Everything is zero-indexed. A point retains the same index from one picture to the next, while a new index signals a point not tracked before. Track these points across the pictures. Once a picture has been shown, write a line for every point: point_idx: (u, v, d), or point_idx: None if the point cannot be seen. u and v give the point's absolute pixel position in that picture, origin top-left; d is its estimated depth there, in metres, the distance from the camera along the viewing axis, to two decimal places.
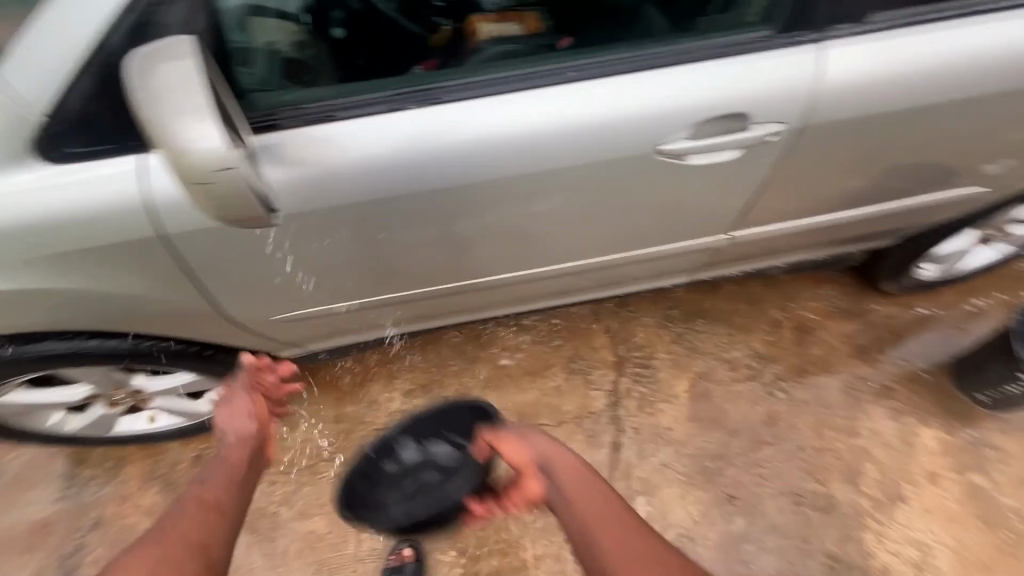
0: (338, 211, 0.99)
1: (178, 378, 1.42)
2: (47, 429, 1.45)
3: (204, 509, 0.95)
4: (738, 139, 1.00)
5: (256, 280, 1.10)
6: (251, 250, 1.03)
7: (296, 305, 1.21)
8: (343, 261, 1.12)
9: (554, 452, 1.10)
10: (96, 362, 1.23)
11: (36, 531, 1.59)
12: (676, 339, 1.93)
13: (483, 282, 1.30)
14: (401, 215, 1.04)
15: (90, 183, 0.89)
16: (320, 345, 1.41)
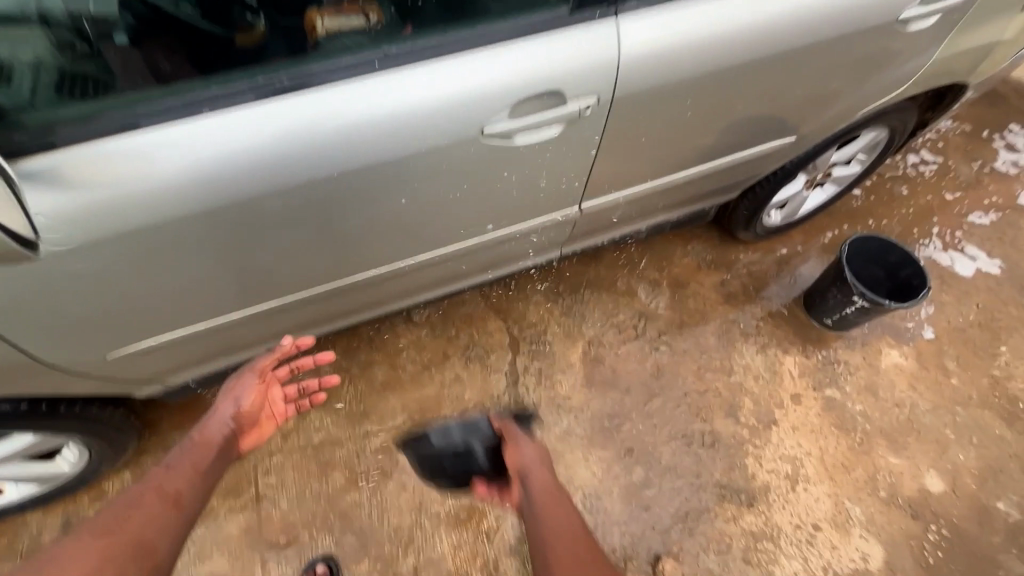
0: (159, 229, 0.93)
1: (16, 442, 1.25)
2: None
3: (160, 501, 0.97)
4: (558, 115, 1.05)
5: (79, 317, 1.00)
6: (59, 285, 0.92)
7: (137, 335, 1.11)
8: (184, 281, 1.05)
9: (537, 468, 1.14)
10: None
11: None
12: (565, 312, 2.00)
13: (354, 282, 1.30)
14: (239, 225, 1.00)
15: None
16: (186, 376, 1.33)
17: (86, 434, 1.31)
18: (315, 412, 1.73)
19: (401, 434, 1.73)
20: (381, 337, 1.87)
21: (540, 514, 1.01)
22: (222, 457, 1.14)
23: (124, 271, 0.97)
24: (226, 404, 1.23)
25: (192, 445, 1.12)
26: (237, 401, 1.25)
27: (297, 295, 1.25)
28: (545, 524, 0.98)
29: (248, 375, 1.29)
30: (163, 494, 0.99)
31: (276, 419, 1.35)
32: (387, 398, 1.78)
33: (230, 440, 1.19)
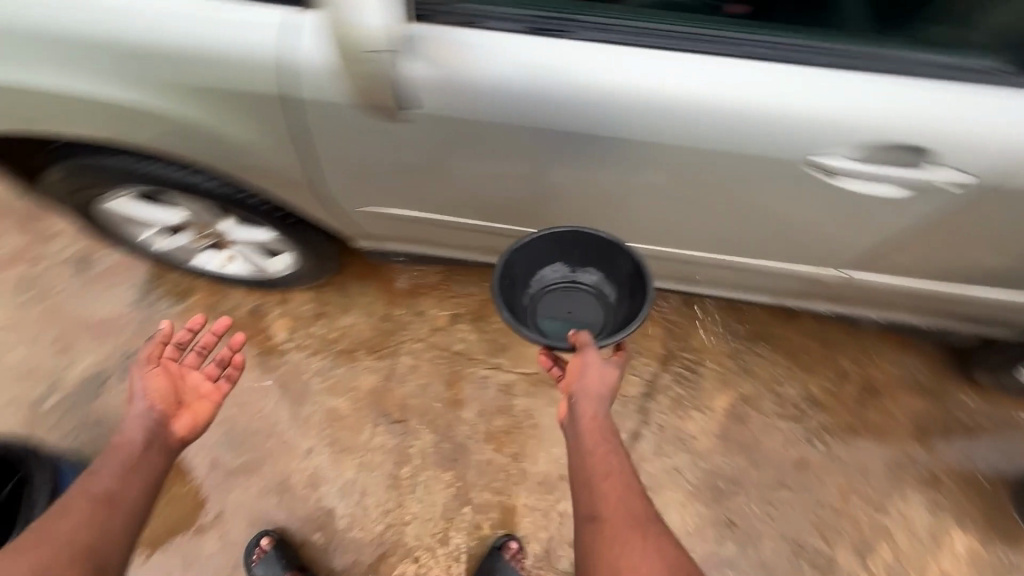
0: (466, 125, 0.96)
1: (261, 235, 1.48)
2: (139, 243, 1.61)
3: (91, 505, 0.96)
4: (906, 176, 0.91)
5: (359, 168, 1.09)
6: (363, 136, 1.00)
7: (387, 202, 1.20)
8: (448, 176, 1.10)
9: (598, 392, 1.14)
10: (199, 197, 1.30)
11: (112, 322, 1.77)
12: (731, 354, 1.85)
13: (565, 239, 1.29)
14: (522, 149, 1.00)
15: (241, 26, 0.88)
16: (392, 245, 1.45)
17: (306, 251, 1.51)
18: (465, 325, 1.82)
19: (527, 383, 1.76)
20: None
21: (597, 474, 1.07)
22: (152, 450, 1.06)
23: (417, 147, 1.02)
24: (140, 400, 1.10)
25: (112, 450, 1.04)
26: (144, 393, 1.12)
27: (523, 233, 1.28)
28: (599, 474, 1.07)
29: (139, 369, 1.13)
30: (96, 497, 0.97)
31: (213, 397, 1.20)
32: (529, 345, 1.81)
33: (162, 428, 1.10)
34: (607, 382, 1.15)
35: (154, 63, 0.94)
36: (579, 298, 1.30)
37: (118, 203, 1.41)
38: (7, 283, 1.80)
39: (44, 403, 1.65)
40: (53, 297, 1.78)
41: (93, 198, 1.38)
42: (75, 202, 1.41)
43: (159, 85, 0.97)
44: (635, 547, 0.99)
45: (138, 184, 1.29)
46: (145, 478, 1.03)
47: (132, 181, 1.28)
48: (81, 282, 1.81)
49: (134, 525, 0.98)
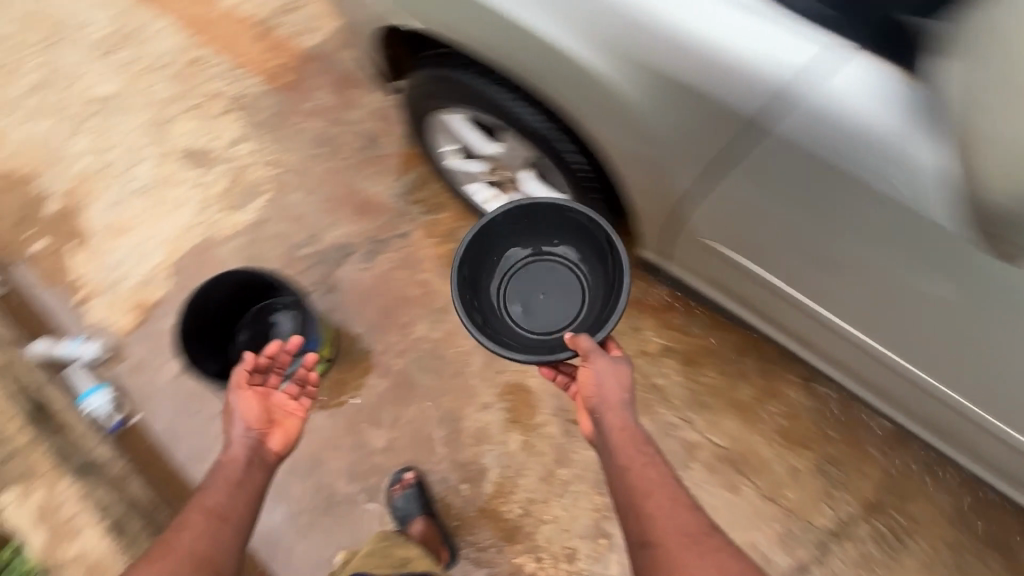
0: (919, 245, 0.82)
1: (553, 197, 1.48)
2: (431, 151, 1.66)
3: (208, 519, 1.07)
4: None
5: (749, 213, 0.98)
6: (802, 198, 0.87)
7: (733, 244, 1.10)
8: (836, 262, 0.97)
9: (618, 395, 1.24)
10: (537, 147, 1.30)
11: (372, 206, 1.90)
12: (953, 545, 1.55)
13: (876, 351, 1.16)
14: (958, 288, 0.85)
15: (773, 39, 0.77)
16: (680, 270, 1.34)
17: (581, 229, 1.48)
18: (674, 364, 1.72)
19: (712, 455, 1.65)
20: (773, 367, 1.71)
21: (636, 486, 1.14)
22: (250, 470, 1.17)
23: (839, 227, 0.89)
24: (237, 422, 1.23)
25: (219, 469, 1.16)
26: (241, 414, 1.25)
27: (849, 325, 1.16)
28: (640, 492, 1.13)
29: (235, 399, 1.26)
30: (207, 511, 1.08)
31: (299, 413, 1.34)
32: (729, 417, 1.67)
33: (259, 448, 1.23)
34: (621, 388, 1.25)
35: (633, 34, 0.85)
36: (556, 277, 1.50)
37: (452, 118, 1.45)
38: (305, 132, 1.99)
39: (299, 250, 1.83)
40: (337, 162, 1.95)
41: (432, 102, 1.42)
42: (414, 96, 1.46)
43: (613, 52, 0.89)
44: (694, 564, 1.01)
45: (490, 114, 1.31)
46: (251, 491, 1.16)
47: (488, 110, 1.30)
48: (363, 160, 1.95)
49: (244, 532, 1.09)
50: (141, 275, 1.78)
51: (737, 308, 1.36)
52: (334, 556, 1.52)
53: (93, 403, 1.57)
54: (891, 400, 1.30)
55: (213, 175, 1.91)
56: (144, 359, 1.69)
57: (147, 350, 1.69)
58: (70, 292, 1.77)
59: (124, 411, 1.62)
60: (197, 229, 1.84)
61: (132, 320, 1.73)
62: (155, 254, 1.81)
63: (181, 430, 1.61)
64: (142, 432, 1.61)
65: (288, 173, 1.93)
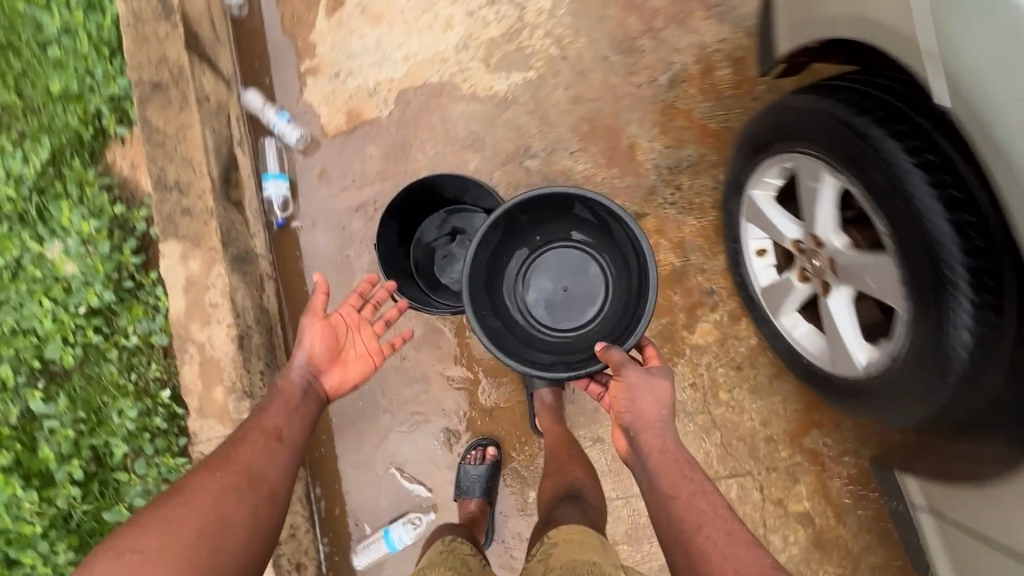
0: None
1: (841, 340, 1.11)
2: (753, 169, 1.25)
3: (265, 436, 1.08)
4: None
5: None
6: None
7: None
8: None
9: (657, 405, 1.20)
10: (915, 317, 0.89)
11: (626, 158, 1.55)
12: None
13: None
14: None
15: None
16: (931, 544, 1.09)
17: (850, 394, 1.13)
18: (800, 537, 1.47)
19: None
20: None
21: (681, 513, 1.02)
22: (302, 407, 1.17)
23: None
24: (301, 347, 1.22)
25: (278, 392, 1.16)
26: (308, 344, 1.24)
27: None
28: (686, 522, 1.01)
29: (312, 318, 1.24)
30: (268, 430, 1.09)
31: (377, 356, 1.32)
32: None
33: (313, 382, 1.23)
34: (658, 401, 1.20)
35: None
36: (574, 264, 1.49)
37: (825, 175, 1.02)
38: (614, 22, 1.57)
39: (527, 159, 1.55)
40: (624, 82, 1.56)
41: (829, 148, 0.99)
42: (811, 119, 1.02)
43: None
44: None
45: (895, 233, 0.89)
46: (303, 422, 1.15)
47: (900, 228, 0.88)
48: (651, 99, 1.56)
49: (294, 456, 1.10)
50: (370, 82, 1.58)
51: None
52: (392, 469, 1.50)
53: (272, 190, 1.52)
54: None
55: (493, 14, 1.58)
56: (331, 171, 1.57)
57: (339, 165, 1.57)
58: (300, 54, 1.60)
59: (289, 212, 1.55)
60: (445, 67, 1.57)
61: (340, 124, 1.58)
62: (394, 67, 1.58)
63: (329, 264, 1.55)
64: (296, 241, 1.56)
65: (568, 62, 1.57)
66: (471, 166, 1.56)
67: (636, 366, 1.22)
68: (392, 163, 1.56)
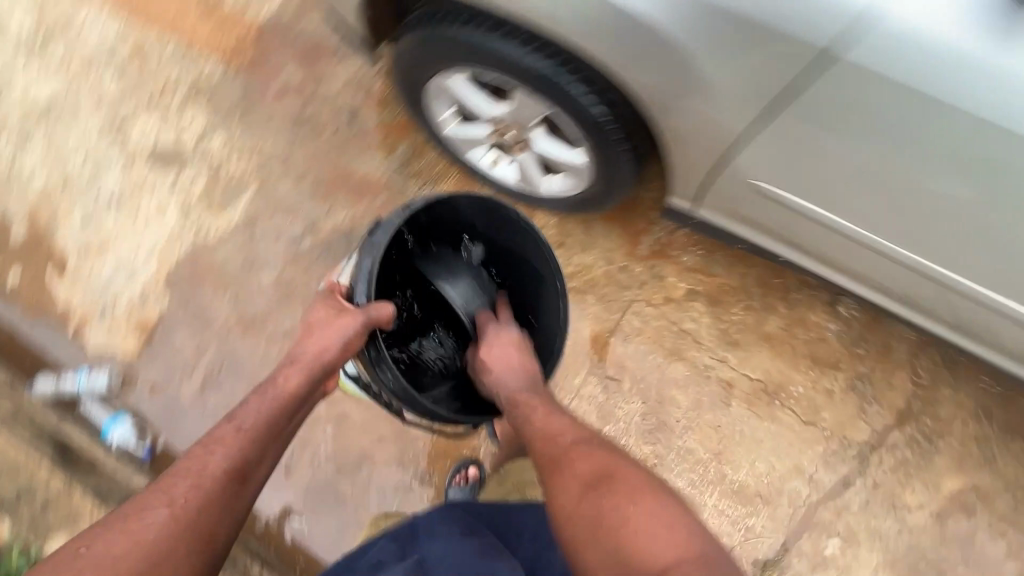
0: (1017, 155, 0.86)
1: (567, 155, 1.41)
2: (431, 118, 1.53)
3: (234, 467, 0.95)
4: None
5: (806, 150, 1.01)
6: (848, 117, 0.92)
7: (801, 190, 1.12)
8: (888, 174, 1.00)
9: (512, 365, 1.26)
10: (563, 109, 1.24)
11: (367, 184, 1.78)
12: (978, 438, 1.64)
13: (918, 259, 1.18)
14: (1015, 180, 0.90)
15: None
16: (720, 221, 1.34)
17: (602, 186, 1.46)
18: (700, 306, 1.70)
19: (748, 388, 1.65)
20: (798, 296, 1.71)
21: (548, 443, 1.06)
22: (286, 426, 1.08)
23: (932, 162, 0.93)
24: (331, 334, 1.15)
25: (269, 390, 1.10)
26: (331, 336, 1.15)
27: (954, 258, 1.14)
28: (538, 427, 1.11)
29: (362, 315, 1.18)
30: (240, 454, 0.97)
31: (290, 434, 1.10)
32: (760, 349, 1.68)
33: (309, 392, 1.13)
34: (509, 364, 1.27)
35: None
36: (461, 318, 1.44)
37: (454, 78, 1.33)
38: (280, 114, 1.82)
39: (299, 243, 1.72)
40: (321, 143, 1.81)
41: (437, 61, 1.28)
42: (413, 51, 1.30)
43: None
44: (559, 471, 1.00)
45: (508, 78, 1.23)
46: (273, 450, 1.04)
47: (506, 75, 1.22)
48: (349, 136, 1.81)
49: (248, 501, 0.97)
50: (137, 294, 1.67)
51: (755, 241, 1.37)
52: None
53: (119, 436, 1.54)
54: (910, 296, 1.34)
55: (188, 175, 1.76)
56: (159, 381, 1.61)
57: (161, 371, 1.62)
58: (62, 322, 1.65)
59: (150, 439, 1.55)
60: (185, 236, 1.71)
61: (138, 341, 1.63)
62: (146, 269, 1.69)
63: None
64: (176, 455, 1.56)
65: (271, 161, 1.79)
66: (264, 283, 1.68)
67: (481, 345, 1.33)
68: (203, 332, 1.65)
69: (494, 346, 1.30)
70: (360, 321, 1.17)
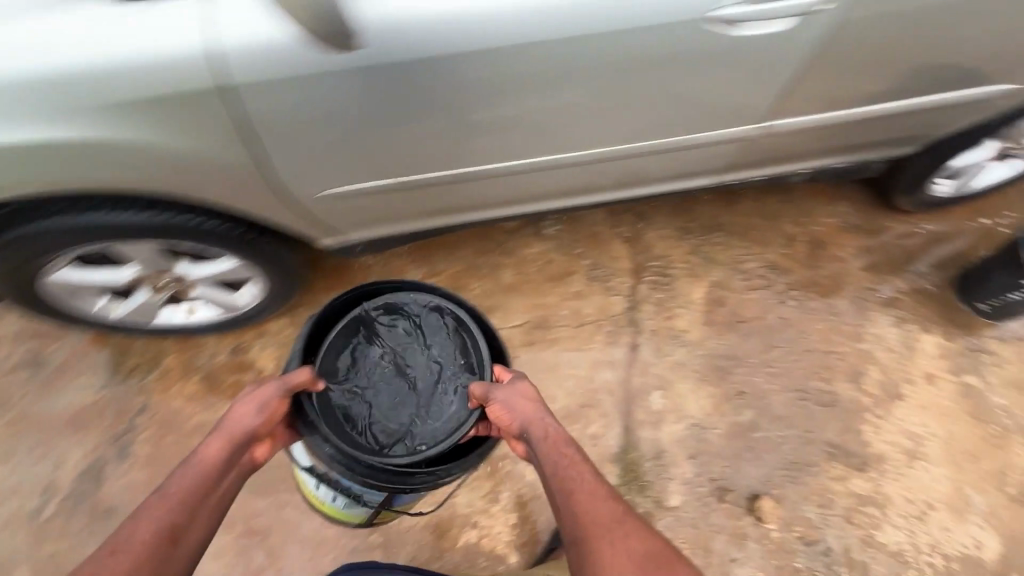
0: (431, 72, 0.99)
1: (222, 267, 1.46)
2: (93, 314, 1.52)
3: (165, 529, 0.83)
4: (785, 7, 1.02)
5: (327, 155, 1.12)
6: (313, 123, 1.03)
7: (370, 180, 1.23)
8: (396, 137, 1.12)
9: (536, 422, 1.10)
10: (160, 238, 1.28)
11: (87, 412, 1.67)
12: (692, 250, 1.98)
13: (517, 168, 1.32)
14: (459, 88, 1.04)
15: (152, 20, 0.89)
16: (378, 229, 1.47)
17: (276, 272, 1.51)
18: None
19: (521, 333, 1.82)
20: (510, 243, 1.94)
21: (590, 526, 0.92)
22: (221, 494, 0.94)
23: (404, 107, 1.05)
24: (251, 403, 1.07)
25: (191, 462, 0.95)
26: (253, 406, 1.07)
27: (522, 152, 1.26)
28: (571, 493, 0.98)
29: (280, 381, 1.14)
30: (169, 520, 0.84)
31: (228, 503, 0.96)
32: (510, 300, 1.87)
33: (235, 461, 1.00)
34: (531, 423, 1.11)
35: (69, 91, 0.93)
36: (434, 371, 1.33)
37: (62, 272, 1.35)
38: None
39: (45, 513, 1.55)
40: (14, 408, 1.66)
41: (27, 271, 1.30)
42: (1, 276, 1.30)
43: (69, 116, 0.96)
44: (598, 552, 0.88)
45: (89, 244, 1.25)
46: (212, 519, 0.90)
47: (84, 242, 1.25)
48: (40, 383, 1.69)
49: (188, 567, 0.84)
50: None
51: (421, 226, 1.52)
52: None
53: None
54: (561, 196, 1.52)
55: None
56: None
57: None
58: None
59: None
60: None
61: None
62: None
63: None
64: None
65: None
66: None
67: (496, 387, 1.19)
68: None
69: (517, 394, 1.17)
70: (278, 387, 1.12)
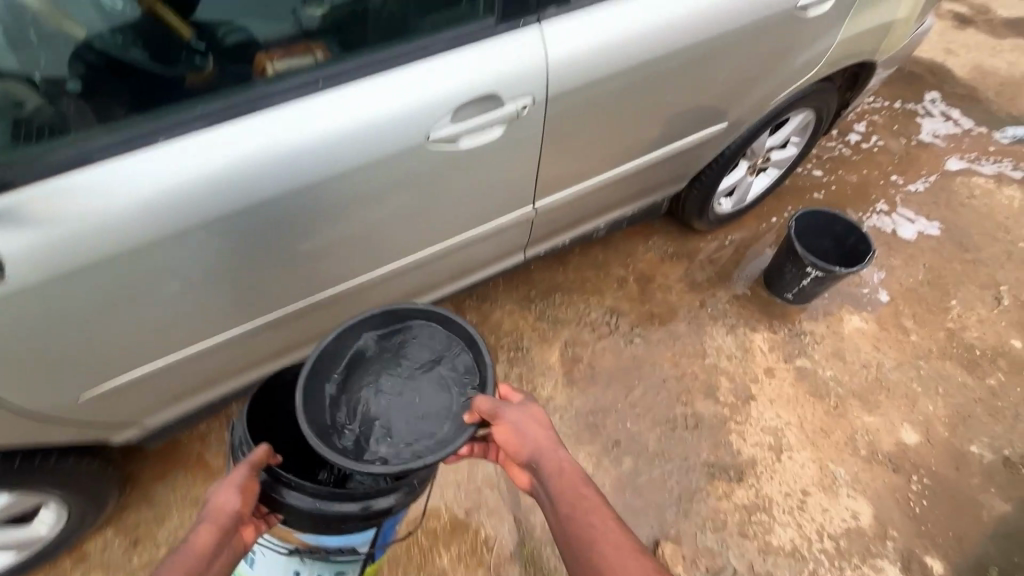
0: (161, 244, 1.00)
1: None
2: None
3: None
4: (495, 116, 1.15)
5: (75, 353, 1.05)
6: (42, 325, 0.97)
7: (145, 359, 1.16)
8: (155, 310, 1.09)
9: (548, 455, 0.98)
10: None
11: None
12: (538, 317, 2.05)
13: (314, 302, 1.33)
14: (202, 250, 1.05)
15: None
16: (185, 405, 1.35)
17: (68, 491, 1.28)
18: None
19: None
20: None
21: None
22: None
23: (147, 282, 1.03)
24: (226, 488, 0.90)
25: (175, 560, 0.82)
26: (229, 493, 0.90)
27: (305, 287, 1.28)
28: (591, 543, 0.87)
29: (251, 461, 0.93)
30: None
31: None
32: None
33: (220, 552, 0.87)
34: (542, 453, 0.99)
35: None
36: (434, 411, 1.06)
37: None
38: None
39: None
40: None
41: None
42: None
43: None
44: None
45: None
46: None
47: None
48: None
49: None
50: None
51: (239, 386, 1.42)
52: None
53: None
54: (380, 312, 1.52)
55: None
56: None
57: None
58: None
59: None
60: None
61: None
62: None
63: None
64: None
65: None
66: None
67: (506, 406, 1.01)
68: None
69: (529, 420, 1.01)
70: (248, 466, 0.92)
